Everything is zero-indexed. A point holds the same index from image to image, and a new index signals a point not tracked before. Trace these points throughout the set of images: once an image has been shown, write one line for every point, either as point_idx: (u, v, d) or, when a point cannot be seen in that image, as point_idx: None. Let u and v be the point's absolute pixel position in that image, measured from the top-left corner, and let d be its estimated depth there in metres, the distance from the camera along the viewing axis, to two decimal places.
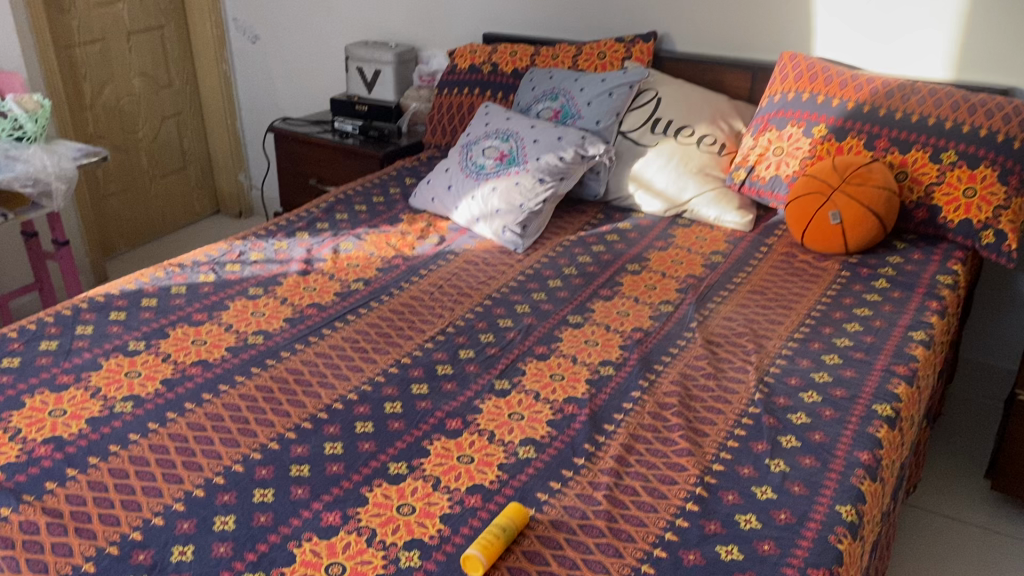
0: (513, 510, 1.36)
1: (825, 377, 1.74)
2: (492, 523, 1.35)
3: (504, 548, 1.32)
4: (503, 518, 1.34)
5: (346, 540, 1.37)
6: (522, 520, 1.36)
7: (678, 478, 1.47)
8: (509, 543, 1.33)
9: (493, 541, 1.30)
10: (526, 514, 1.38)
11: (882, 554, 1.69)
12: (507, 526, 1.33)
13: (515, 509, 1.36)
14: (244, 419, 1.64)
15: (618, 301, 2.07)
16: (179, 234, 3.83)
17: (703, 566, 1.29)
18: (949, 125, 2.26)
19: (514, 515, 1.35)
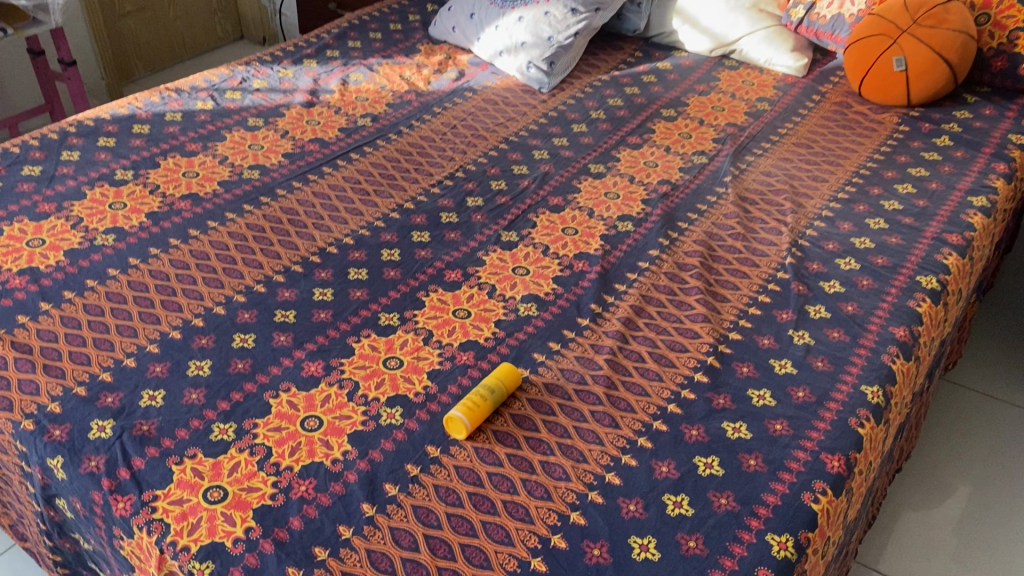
0: (505, 370, 1.25)
1: (866, 243, 1.57)
2: (482, 383, 1.25)
3: (493, 411, 1.22)
4: (493, 378, 1.24)
5: (326, 393, 1.27)
6: (515, 381, 1.26)
7: (690, 346, 1.34)
8: (498, 406, 1.23)
9: (481, 403, 1.20)
10: (520, 376, 1.27)
11: (909, 434, 1.57)
12: (498, 388, 1.23)
13: (507, 369, 1.26)
14: (231, 259, 1.53)
15: (647, 150, 1.89)
16: (201, 59, 3.67)
17: (705, 443, 1.18)
18: None
19: (506, 376, 1.25)
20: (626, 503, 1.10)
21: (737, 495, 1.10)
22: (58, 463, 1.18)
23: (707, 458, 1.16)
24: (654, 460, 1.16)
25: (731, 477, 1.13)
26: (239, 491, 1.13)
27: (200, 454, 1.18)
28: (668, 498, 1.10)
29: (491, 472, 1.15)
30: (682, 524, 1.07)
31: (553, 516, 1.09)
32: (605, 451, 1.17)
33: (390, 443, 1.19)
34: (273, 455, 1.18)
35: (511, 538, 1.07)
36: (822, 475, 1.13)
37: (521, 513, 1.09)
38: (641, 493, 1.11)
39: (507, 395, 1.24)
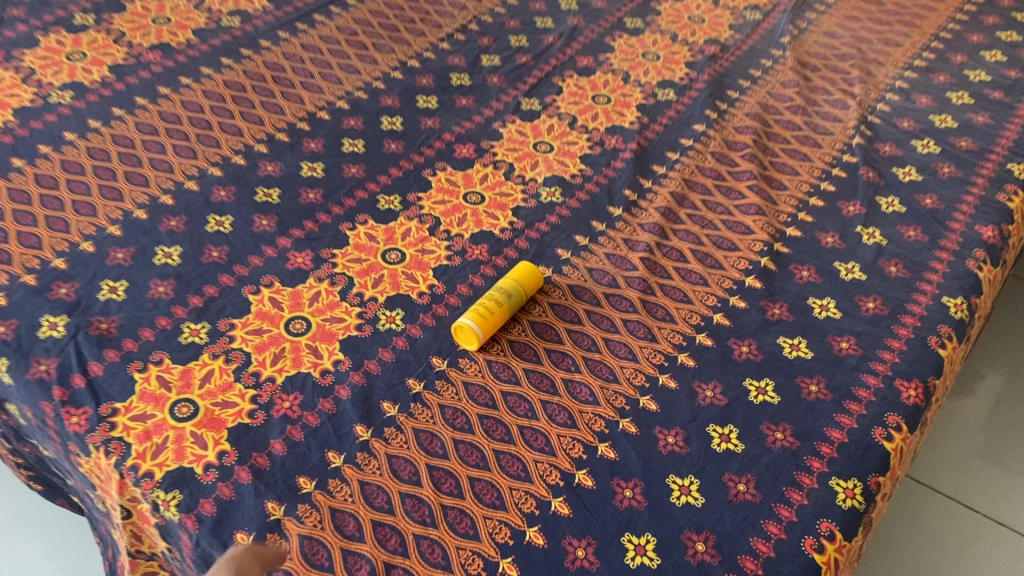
0: (524, 269, 1.07)
1: (948, 122, 1.34)
2: (497, 284, 1.06)
3: (509, 317, 1.04)
4: (511, 279, 1.05)
5: (315, 290, 1.09)
6: (535, 283, 1.07)
7: (740, 244, 1.15)
8: (515, 311, 1.05)
9: (496, 309, 1.02)
10: (542, 277, 1.09)
11: None
12: (516, 290, 1.05)
13: (526, 268, 1.07)
14: (206, 124, 1.32)
15: (691, 3, 1.64)
16: None
17: (758, 363, 1.00)
18: None
19: (525, 276, 1.06)
20: (663, 434, 0.93)
21: (795, 429, 0.93)
22: (3, 365, 1.00)
23: (760, 381, 0.98)
24: (697, 382, 0.98)
25: (788, 405, 0.96)
26: (211, 407, 0.97)
27: (168, 360, 1.02)
28: (713, 429, 0.94)
29: (506, 391, 0.98)
30: (729, 463, 0.91)
31: (578, 448, 0.93)
32: (640, 369, 1.00)
33: (389, 352, 1.02)
34: (252, 364, 1.01)
35: (529, 471, 0.91)
36: (896, 407, 0.96)
37: (541, 443, 0.93)
38: (682, 422, 0.94)
39: (526, 299, 1.06)
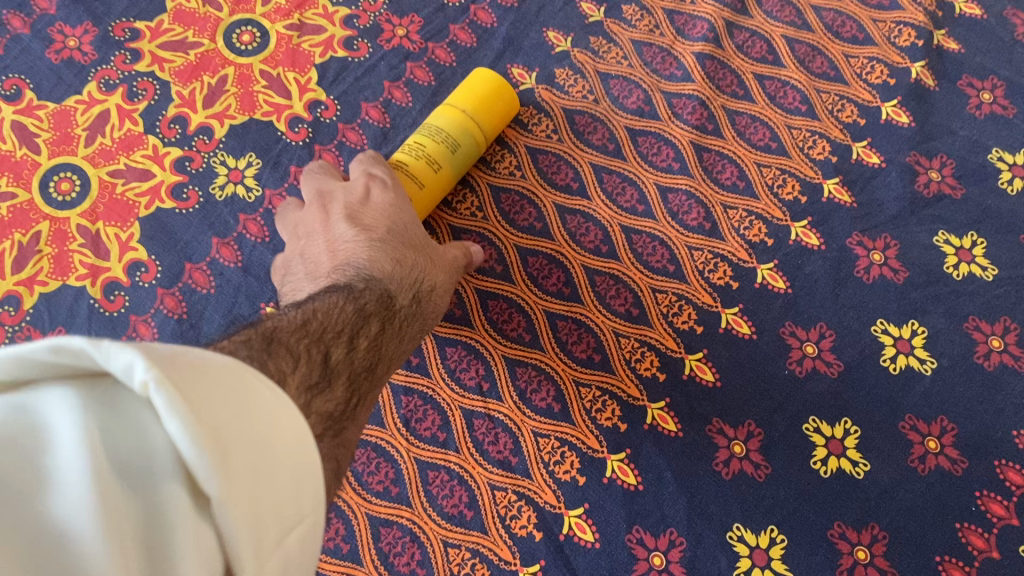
0: (481, 91, 0.56)
1: None
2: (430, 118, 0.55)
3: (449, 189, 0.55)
4: (454, 114, 0.55)
5: (98, 112, 0.60)
6: (500, 114, 0.57)
7: (873, 33, 0.64)
8: (464, 172, 0.56)
9: (423, 182, 0.52)
10: (515, 102, 0.58)
11: None
12: (461, 136, 0.54)
13: (485, 87, 0.56)
14: None
15: None
16: None
17: (899, 289, 0.55)
18: None
19: (479, 105, 0.56)
20: (724, 438, 0.52)
21: (961, 434, 0.52)
22: None
23: (901, 327, 0.54)
24: (789, 326, 0.54)
25: (948, 382, 0.53)
26: None
27: None
28: (814, 430, 0.52)
29: (444, 338, 0.54)
30: (841, 503, 0.50)
31: (569, 461, 0.51)
32: (687, 298, 0.55)
33: (231, 249, 0.56)
34: None
35: (480, 509, 0.51)
36: None
37: (504, 452, 0.52)
38: (758, 414, 0.52)
39: (482, 147, 0.56)
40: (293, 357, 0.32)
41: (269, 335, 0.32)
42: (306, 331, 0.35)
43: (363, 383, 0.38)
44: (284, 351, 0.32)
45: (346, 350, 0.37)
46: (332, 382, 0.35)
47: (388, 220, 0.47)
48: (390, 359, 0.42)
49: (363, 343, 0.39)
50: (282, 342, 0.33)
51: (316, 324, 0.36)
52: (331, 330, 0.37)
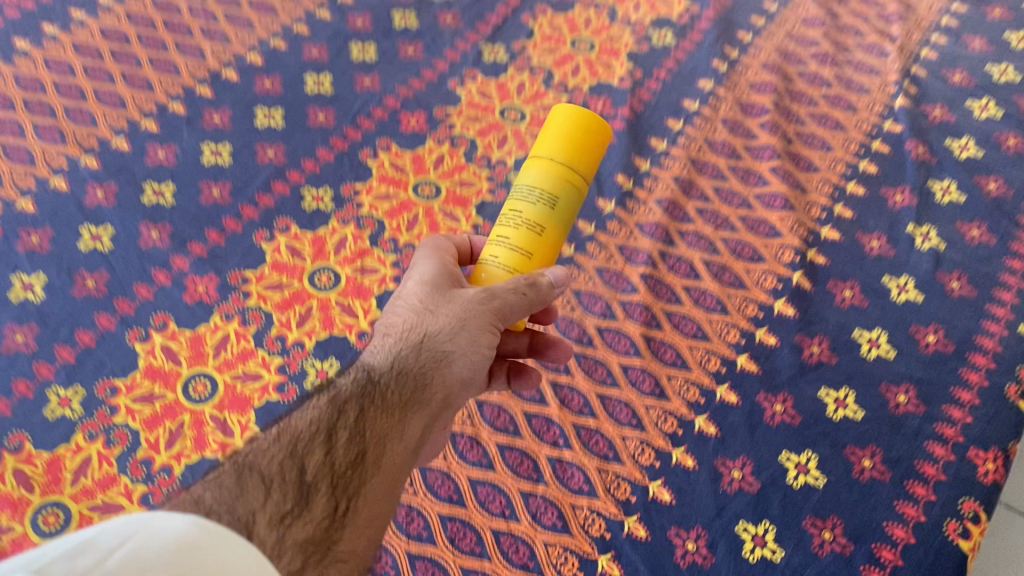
0: (567, 134, 0.63)
1: (1008, 75, 1.08)
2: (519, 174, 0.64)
3: (558, 241, 0.63)
4: (546, 165, 0.63)
5: (221, 334, 0.84)
6: (589, 138, 0.64)
7: (764, 253, 0.91)
8: (570, 215, 0.64)
9: (528, 242, 0.61)
10: (600, 121, 0.64)
11: None
12: (545, 187, 0.62)
13: (570, 128, 0.63)
14: (77, 93, 1.02)
15: None
16: None
17: (795, 428, 0.79)
18: None
19: (564, 146, 0.63)
20: (680, 538, 0.72)
21: (847, 526, 0.73)
22: None
23: (799, 455, 0.77)
24: (720, 458, 0.77)
25: (836, 491, 0.75)
26: (88, 512, 0.73)
27: (28, 445, 0.77)
28: (744, 530, 0.73)
29: (475, 479, 0.76)
30: None
31: (571, 562, 0.72)
32: (647, 442, 0.78)
33: None
34: (140, 448, 0.77)
35: None
36: (971, 489, 0.74)
37: (523, 557, 0.72)
38: (703, 520, 0.73)
39: (579, 185, 0.64)
40: (267, 484, 0.45)
41: (245, 466, 0.46)
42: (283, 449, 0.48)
43: (350, 480, 0.49)
44: (256, 477, 0.45)
45: (319, 458, 0.49)
46: (310, 494, 0.46)
47: (404, 303, 0.60)
48: (386, 435, 0.53)
49: (340, 440, 0.50)
50: (253, 472, 0.45)
51: (290, 437, 0.49)
52: (303, 440, 0.49)
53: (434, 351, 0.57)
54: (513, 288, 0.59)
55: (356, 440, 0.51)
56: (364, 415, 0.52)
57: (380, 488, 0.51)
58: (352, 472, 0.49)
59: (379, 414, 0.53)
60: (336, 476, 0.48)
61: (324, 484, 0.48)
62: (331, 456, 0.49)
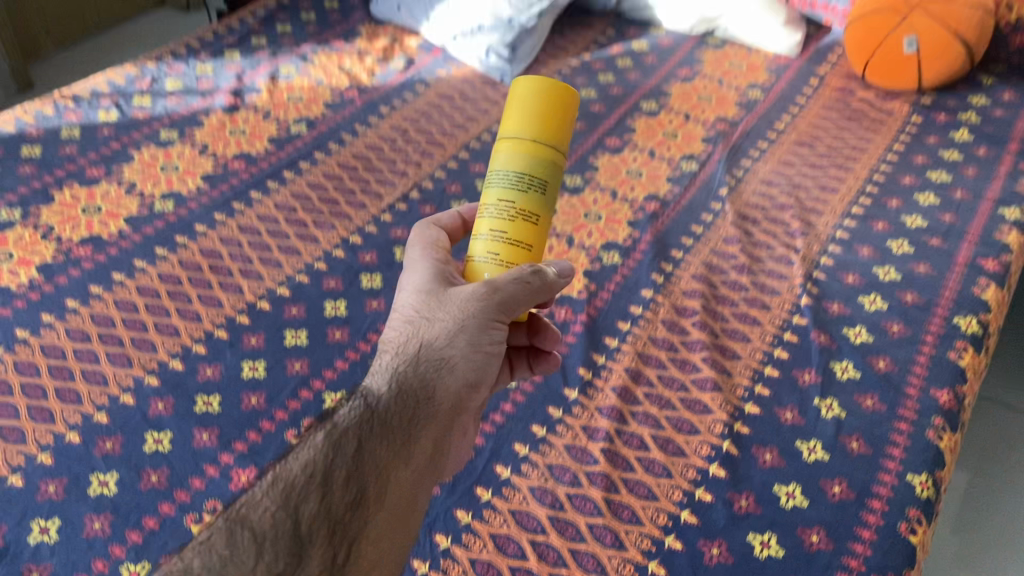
0: (535, 117, 0.84)
1: (890, 275, 1.34)
2: (493, 155, 0.85)
3: (550, 207, 0.85)
4: (522, 148, 0.83)
5: None
6: (549, 109, 0.84)
7: (700, 427, 1.12)
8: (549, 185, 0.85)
9: (519, 216, 0.83)
10: (557, 92, 0.84)
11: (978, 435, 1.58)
12: (520, 165, 0.83)
13: (537, 108, 0.84)
14: (141, 326, 1.26)
15: (629, 155, 1.66)
16: (107, 37, 3.41)
17: (730, 567, 0.97)
18: None
19: (534, 129, 0.83)
20: None
21: None
22: None
23: None
24: None
25: None
26: None
27: None
28: None
29: None
30: None
31: None
32: None
33: None
34: None
35: None
36: None
37: None
38: None
39: (548, 153, 0.84)
40: (257, 541, 0.64)
41: (239, 523, 0.65)
42: (283, 495, 0.68)
43: (346, 516, 0.69)
44: (247, 535, 0.64)
45: (318, 498, 0.68)
46: (309, 535, 0.66)
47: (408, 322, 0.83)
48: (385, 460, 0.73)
49: (337, 482, 0.70)
50: (247, 529, 0.65)
51: (289, 480, 0.69)
52: (299, 488, 0.68)
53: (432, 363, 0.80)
54: (515, 281, 0.80)
55: (352, 474, 0.71)
56: (359, 449, 0.73)
57: (379, 506, 0.71)
58: (348, 505, 0.69)
59: (376, 441, 0.74)
60: (331, 519, 0.68)
61: (318, 531, 0.67)
62: (324, 501, 0.68)
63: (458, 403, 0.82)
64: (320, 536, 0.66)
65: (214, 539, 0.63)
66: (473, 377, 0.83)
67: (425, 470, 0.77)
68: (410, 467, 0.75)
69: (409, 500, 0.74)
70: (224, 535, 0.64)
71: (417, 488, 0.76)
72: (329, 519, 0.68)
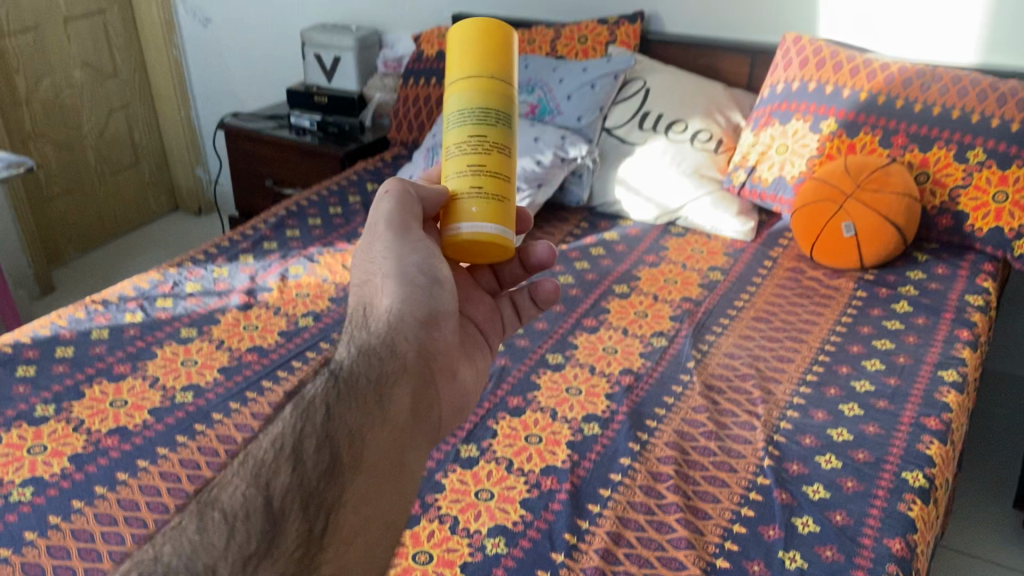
0: (470, 57, 1.06)
1: (844, 435, 1.49)
2: (444, 103, 1.07)
3: (499, 130, 1.05)
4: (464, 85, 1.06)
5: None
6: (479, 48, 1.06)
7: None
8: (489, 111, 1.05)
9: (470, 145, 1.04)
10: (484, 32, 1.07)
11: None
12: (464, 99, 1.05)
13: (472, 48, 1.06)
14: (163, 508, 1.37)
15: (604, 334, 1.83)
16: (123, 241, 3.69)
17: None
18: (957, 114, 2.02)
19: (470, 67, 1.06)
20: None
21: None
22: None
23: None
24: None
25: None
26: None
27: None
28: None
29: None
30: None
31: None
32: None
33: None
34: None
35: None
36: None
37: None
38: None
39: (482, 82, 1.05)
40: (230, 522, 0.69)
41: (210, 506, 0.70)
42: (255, 472, 0.74)
43: (322, 483, 0.76)
44: (217, 515, 0.69)
45: (293, 470, 0.75)
46: (288, 504, 0.72)
47: (376, 283, 1.01)
48: (353, 426, 0.83)
49: (310, 453, 0.78)
50: (216, 512, 0.69)
51: (263, 458, 0.75)
52: (274, 464, 0.75)
53: (391, 321, 0.97)
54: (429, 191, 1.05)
55: (324, 441, 0.80)
56: (328, 419, 0.82)
57: (354, 469, 0.79)
58: (324, 470, 0.77)
59: (343, 410, 0.84)
60: (308, 491, 0.74)
61: (297, 502, 0.73)
62: (296, 475, 0.75)
63: (425, 351, 0.97)
64: (297, 503, 0.73)
65: (186, 526, 0.67)
66: (429, 317, 0.99)
67: (402, 426, 0.88)
68: (384, 428, 0.86)
69: (386, 461, 0.83)
70: (195, 518, 0.68)
71: (397, 447, 0.86)
72: (305, 488, 0.74)
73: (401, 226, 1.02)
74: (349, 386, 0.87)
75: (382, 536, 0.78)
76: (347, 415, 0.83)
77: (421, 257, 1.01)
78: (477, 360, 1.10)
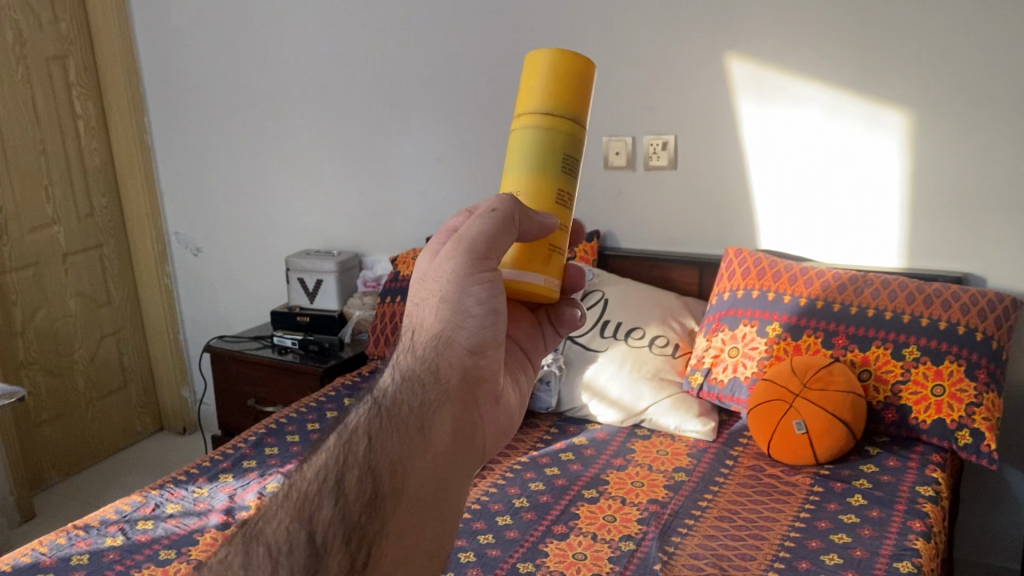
0: (560, 96, 1.04)
1: None
2: (526, 138, 1.04)
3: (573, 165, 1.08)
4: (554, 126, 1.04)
5: None
6: (567, 83, 1.05)
7: None
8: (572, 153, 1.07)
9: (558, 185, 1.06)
10: (574, 66, 1.05)
11: None
12: (552, 137, 1.04)
13: (561, 84, 1.04)
14: None
15: (574, 539, 1.89)
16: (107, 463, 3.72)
17: None
18: (890, 315, 2.20)
19: (558, 104, 1.04)
20: None
21: None
22: None
23: None
24: None
25: None
26: None
27: None
28: None
29: None
30: None
31: None
32: None
33: None
34: None
35: None
36: None
37: None
38: None
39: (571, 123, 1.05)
40: (273, 556, 0.84)
41: (256, 540, 0.86)
42: (299, 506, 0.88)
43: (363, 515, 0.88)
44: (260, 550, 0.85)
45: (334, 503, 0.88)
46: (328, 535, 0.86)
47: (431, 304, 1.04)
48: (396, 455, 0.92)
49: (352, 484, 0.90)
50: (263, 546, 0.85)
51: (306, 494, 0.89)
52: (316, 499, 0.88)
53: (440, 347, 1.02)
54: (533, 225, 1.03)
55: (366, 474, 0.90)
56: (371, 453, 0.92)
57: (396, 498, 0.90)
58: (364, 503, 0.88)
59: (386, 440, 0.93)
60: (347, 524, 0.87)
61: (338, 536, 0.86)
62: (338, 509, 0.88)
63: (470, 373, 1.03)
64: (339, 537, 0.86)
65: (235, 560, 0.85)
66: (478, 346, 1.04)
67: (445, 456, 0.96)
68: (427, 455, 0.94)
69: (427, 487, 0.93)
70: (242, 554, 0.85)
71: (438, 476, 0.94)
72: (346, 522, 0.87)
73: (480, 257, 1.01)
74: (394, 418, 0.95)
75: (422, 561, 0.90)
76: (390, 445, 0.93)
77: (482, 291, 1.02)
78: (514, 381, 1.15)
